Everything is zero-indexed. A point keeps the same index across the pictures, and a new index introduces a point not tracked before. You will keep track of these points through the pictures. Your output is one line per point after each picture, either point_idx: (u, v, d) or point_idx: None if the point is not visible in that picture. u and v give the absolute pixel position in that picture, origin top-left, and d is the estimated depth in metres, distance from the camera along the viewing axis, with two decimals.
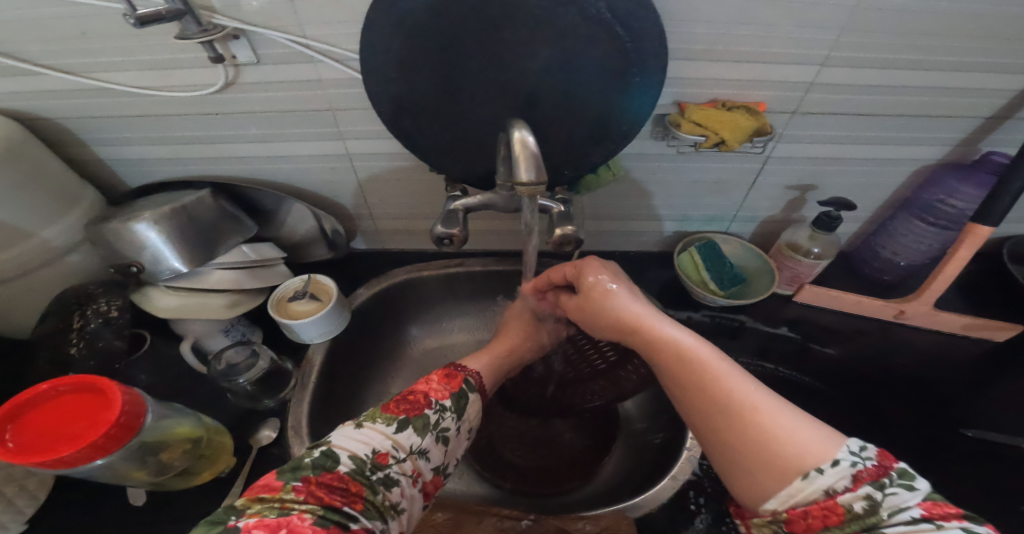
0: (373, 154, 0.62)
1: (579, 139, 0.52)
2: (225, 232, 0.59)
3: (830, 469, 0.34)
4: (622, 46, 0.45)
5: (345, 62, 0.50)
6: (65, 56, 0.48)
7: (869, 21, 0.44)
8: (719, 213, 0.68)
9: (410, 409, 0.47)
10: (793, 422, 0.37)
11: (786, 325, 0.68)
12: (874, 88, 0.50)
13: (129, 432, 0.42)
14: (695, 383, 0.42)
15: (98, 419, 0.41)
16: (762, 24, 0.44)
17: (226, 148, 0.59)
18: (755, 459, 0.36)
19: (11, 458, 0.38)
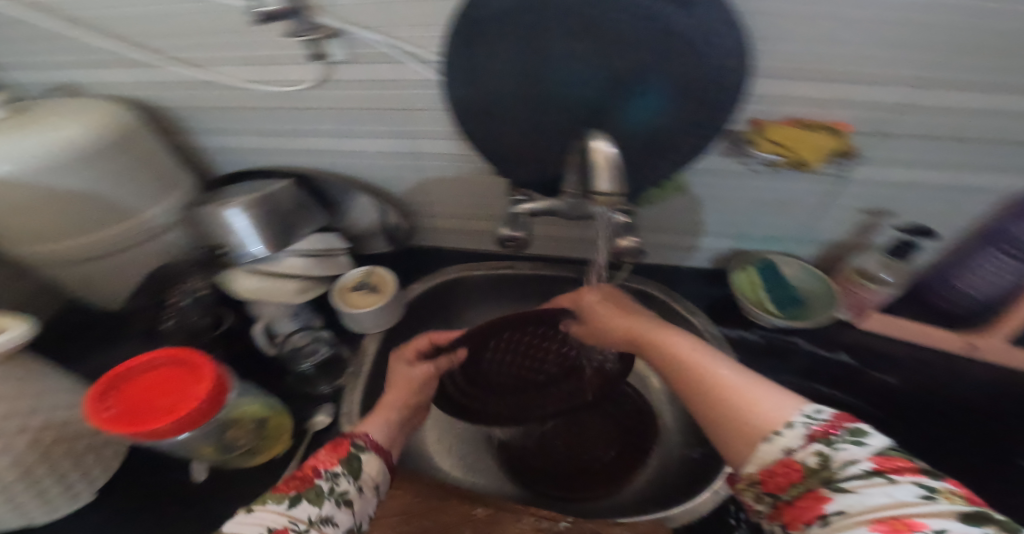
0: (442, 154, 0.64)
1: (653, 151, 0.52)
2: (300, 222, 0.63)
3: (786, 431, 0.33)
4: (707, 61, 0.45)
5: (427, 64, 0.52)
6: (183, 51, 0.53)
7: (972, 42, 0.42)
8: (782, 232, 0.67)
9: (299, 484, 0.42)
10: (762, 390, 0.37)
11: (845, 351, 0.66)
12: (971, 111, 0.48)
13: (212, 407, 0.44)
14: (673, 370, 0.43)
15: (187, 394, 0.45)
16: (855, 43, 0.44)
17: (309, 141, 0.64)
18: (730, 426, 0.36)
19: (111, 425, 0.42)
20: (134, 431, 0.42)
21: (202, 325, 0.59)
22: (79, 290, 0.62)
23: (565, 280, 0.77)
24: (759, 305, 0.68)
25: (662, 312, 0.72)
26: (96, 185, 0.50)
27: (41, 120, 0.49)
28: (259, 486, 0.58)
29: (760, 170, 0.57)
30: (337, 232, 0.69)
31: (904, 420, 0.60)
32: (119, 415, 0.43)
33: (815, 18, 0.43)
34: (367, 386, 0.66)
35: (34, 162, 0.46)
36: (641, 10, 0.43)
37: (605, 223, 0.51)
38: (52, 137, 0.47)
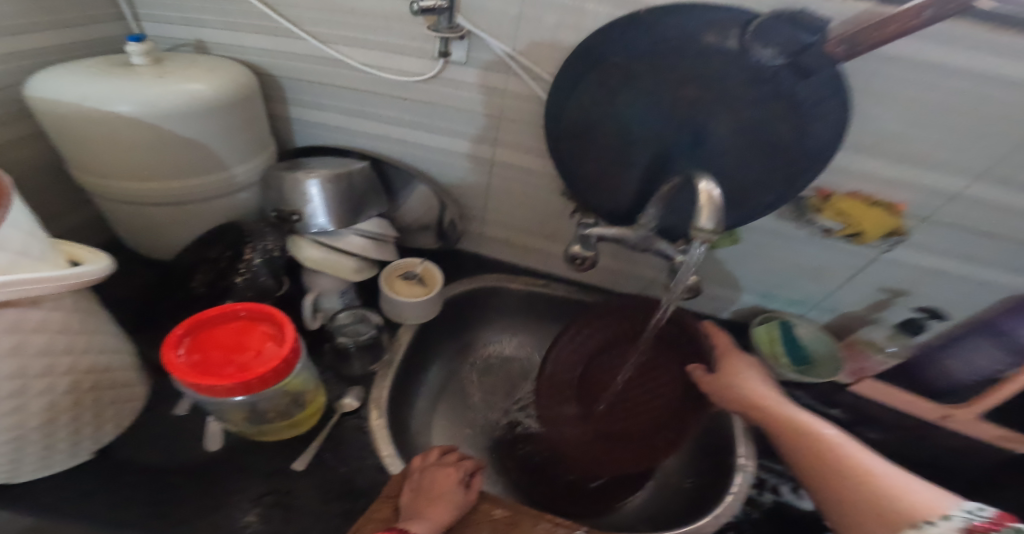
0: (517, 168, 0.67)
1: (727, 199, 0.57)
2: (369, 202, 0.64)
3: (941, 521, 0.37)
4: (805, 130, 0.51)
5: (536, 82, 0.58)
6: (321, 26, 0.59)
7: (1001, 148, 0.52)
8: (805, 296, 0.74)
9: None
10: (912, 486, 0.41)
11: (840, 408, 0.72)
12: (1004, 210, 0.56)
13: (283, 371, 0.44)
14: (816, 451, 0.48)
15: (265, 355, 0.44)
16: (904, 140, 0.54)
17: (397, 130, 0.67)
18: (873, 501, 0.41)
19: (183, 371, 0.42)
20: (206, 382, 0.41)
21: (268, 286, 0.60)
22: (138, 235, 0.62)
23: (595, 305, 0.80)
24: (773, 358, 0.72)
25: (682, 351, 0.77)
26: (207, 136, 0.53)
27: (174, 72, 0.52)
28: (275, 464, 0.57)
29: (815, 236, 0.64)
30: (378, 215, 0.66)
31: None
32: (196, 363, 0.43)
33: (886, 106, 0.53)
34: (397, 377, 0.67)
35: (159, 105, 0.49)
36: (762, 72, 0.48)
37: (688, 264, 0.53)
38: (183, 88, 0.50)
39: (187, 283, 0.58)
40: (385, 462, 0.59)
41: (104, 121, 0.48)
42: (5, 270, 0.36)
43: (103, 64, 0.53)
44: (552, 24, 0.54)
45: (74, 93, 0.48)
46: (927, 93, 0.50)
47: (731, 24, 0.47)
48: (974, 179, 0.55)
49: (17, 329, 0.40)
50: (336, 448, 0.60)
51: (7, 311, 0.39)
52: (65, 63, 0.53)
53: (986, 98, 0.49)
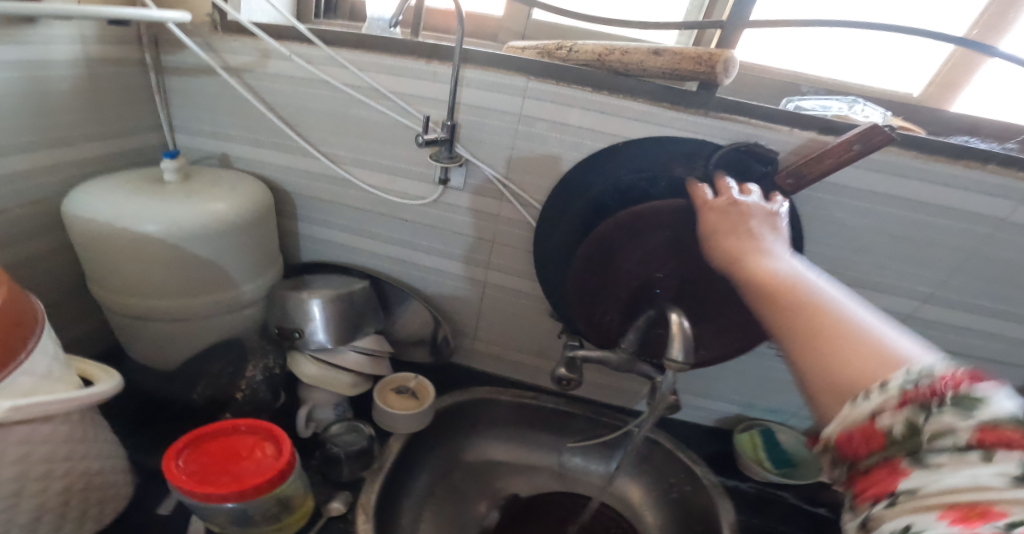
0: (508, 284, 0.71)
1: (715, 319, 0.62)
2: (367, 320, 0.68)
3: (874, 392, 0.29)
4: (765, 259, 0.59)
5: (529, 205, 0.64)
6: (340, 149, 0.66)
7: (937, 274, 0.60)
8: (782, 405, 0.79)
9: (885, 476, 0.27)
10: (881, 335, 0.31)
11: (823, 507, 0.74)
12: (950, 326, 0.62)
13: (275, 484, 0.46)
14: (771, 295, 0.36)
15: (263, 465, 0.47)
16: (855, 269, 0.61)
17: (396, 248, 0.72)
18: (829, 362, 0.31)
19: (178, 476, 0.44)
20: (202, 489, 0.43)
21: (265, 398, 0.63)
22: (139, 344, 0.63)
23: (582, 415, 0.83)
24: (758, 462, 0.75)
25: (667, 453, 0.80)
26: (224, 254, 0.58)
27: (202, 190, 0.57)
28: None
29: None
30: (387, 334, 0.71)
31: None
32: (193, 471, 0.45)
33: (835, 243, 0.60)
34: (383, 489, 0.67)
35: (187, 226, 0.53)
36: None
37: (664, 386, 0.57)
38: (209, 209, 0.55)
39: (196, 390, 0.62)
40: None
41: (135, 238, 0.52)
42: (28, 393, 0.39)
43: (136, 180, 0.58)
44: (545, 158, 0.61)
45: (107, 215, 0.52)
46: (868, 228, 0.58)
47: (697, 156, 0.56)
48: (923, 301, 0.62)
49: (27, 445, 0.42)
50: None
51: (21, 430, 0.41)
52: (101, 179, 0.58)
53: (920, 235, 0.57)
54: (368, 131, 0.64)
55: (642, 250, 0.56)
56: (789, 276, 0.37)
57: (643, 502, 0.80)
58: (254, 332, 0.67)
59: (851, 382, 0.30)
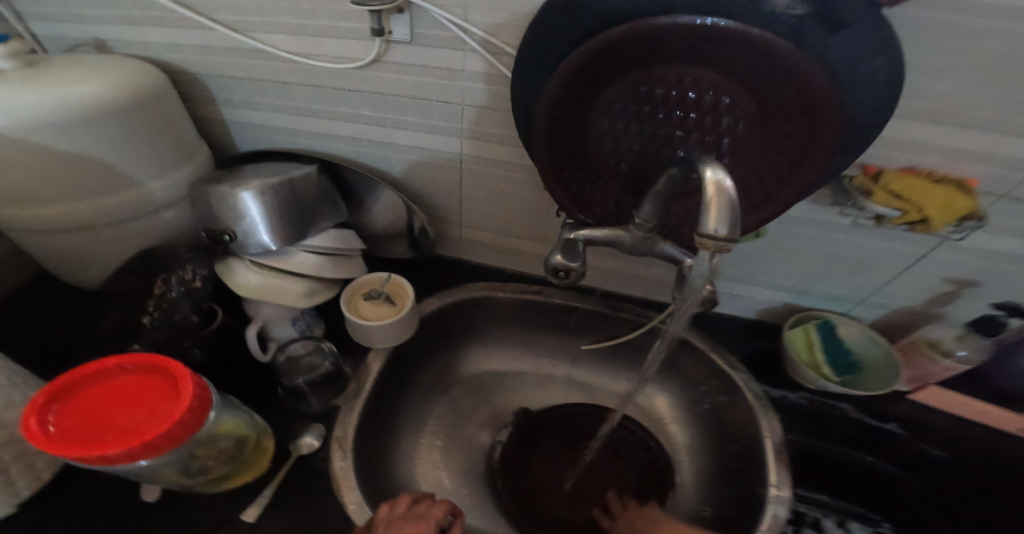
0: (486, 159, 0.57)
1: (775, 196, 0.43)
2: (320, 215, 0.56)
3: None
4: (851, 112, 0.39)
5: (498, 56, 0.47)
6: (234, 13, 0.49)
7: None
8: (847, 293, 0.61)
9: None
10: None
11: (894, 422, 0.62)
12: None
13: (183, 434, 0.37)
14: None
15: (160, 415, 0.37)
16: (985, 108, 0.39)
17: (345, 126, 0.57)
18: None
19: (45, 442, 0.34)
20: (81, 453, 0.33)
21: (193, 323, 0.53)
22: (55, 261, 0.55)
23: (596, 313, 0.71)
24: (814, 369, 0.62)
25: (697, 359, 0.68)
26: (102, 151, 0.46)
27: (50, 76, 0.44)
28: (223, 518, 0.49)
29: (861, 222, 0.51)
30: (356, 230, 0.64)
31: (950, 499, 0.55)
32: (64, 433, 0.35)
33: (965, 74, 0.38)
34: (366, 412, 0.58)
35: (26, 114, 0.41)
36: (779, 21, 0.36)
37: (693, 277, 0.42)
38: (61, 92, 0.43)
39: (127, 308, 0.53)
40: (350, 511, 0.50)
41: None
42: None
43: None
44: None
45: None
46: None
47: None
48: None
49: None
50: (294, 495, 0.51)
51: None
52: None
53: None
54: None
55: (662, 75, 0.40)
56: None
57: (670, 415, 0.71)
58: (186, 242, 0.57)
59: None
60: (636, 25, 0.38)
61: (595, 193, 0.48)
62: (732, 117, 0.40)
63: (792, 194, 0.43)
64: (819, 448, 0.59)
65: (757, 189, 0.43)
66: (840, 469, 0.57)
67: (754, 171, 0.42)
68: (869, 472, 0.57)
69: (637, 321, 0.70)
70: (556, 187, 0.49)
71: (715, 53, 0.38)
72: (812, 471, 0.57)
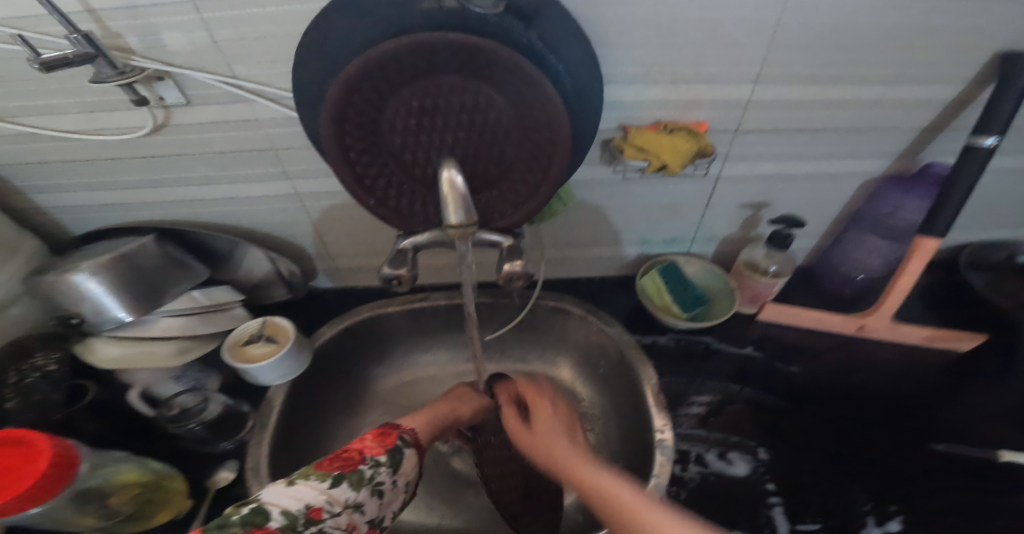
0: (319, 192, 0.61)
1: (539, 160, 0.48)
2: (172, 279, 0.59)
3: None
4: (573, 108, 0.46)
5: (280, 100, 0.50)
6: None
7: (801, 33, 0.44)
8: (679, 234, 0.68)
9: (344, 465, 0.42)
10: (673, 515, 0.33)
11: (752, 345, 0.67)
12: (809, 103, 0.50)
13: (60, 479, 0.43)
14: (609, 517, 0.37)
15: (21, 472, 0.42)
16: (695, 54, 0.46)
17: (173, 191, 0.60)
18: None
19: None
20: None
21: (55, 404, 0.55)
22: None
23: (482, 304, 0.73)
24: (666, 310, 0.68)
25: (580, 329, 0.72)
26: None
27: None
28: None
29: (630, 177, 0.57)
30: (228, 284, 0.67)
31: (808, 404, 0.61)
32: None
33: (660, 38, 0.45)
34: (275, 441, 0.61)
35: None
36: (485, 23, 0.42)
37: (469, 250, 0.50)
38: None
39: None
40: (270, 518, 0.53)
41: None
42: None
43: None
44: (257, 39, 0.45)
45: None
46: None
47: None
48: (756, 84, 0.48)
49: None
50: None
51: None
52: None
53: None
54: (6, 76, 0.47)
55: (426, 86, 0.45)
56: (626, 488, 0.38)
57: (575, 380, 0.75)
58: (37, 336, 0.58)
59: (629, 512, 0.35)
60: (393, 45, 0.41)
61: (413, 204, 0.52)
62: (491, 111, 0.47)
63: (556, 182, 0.50)
64: (695, 384, 0.63)
65: (530, 180, 0.50)
66: (722, 395, 0.62)
67: (524, 151, 0.49)
68: (747, 400, 0.62)
69: (520, 302, 0.72)
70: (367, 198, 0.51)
71: (465, 62, 0.43)
72: (698, 399, 0.62)
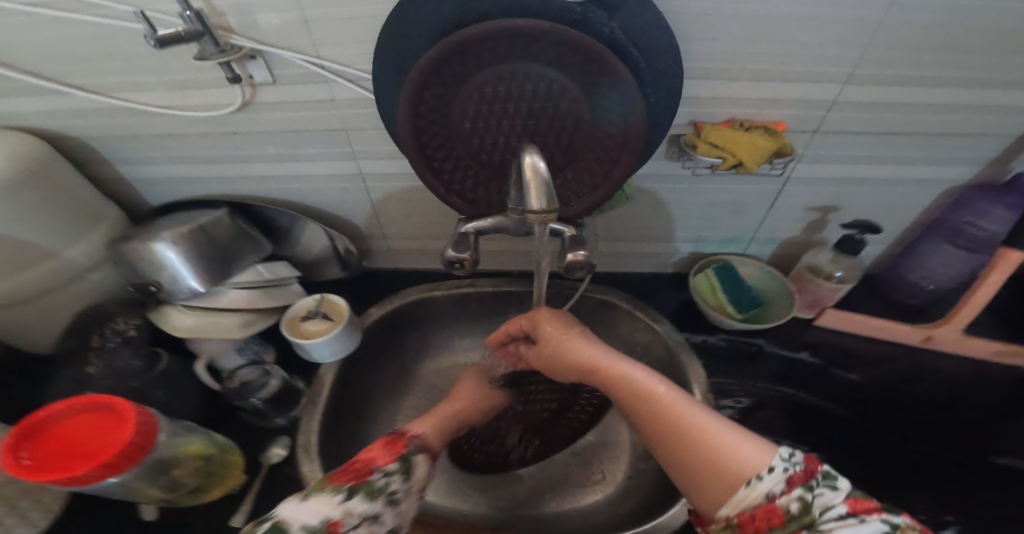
0: (384, 175, 0.62)
1: (609, 150, 0.48)
2: (241, 252, 0.61)
3: (766, 475, 0.36)
4: (649, 99, 0.46)
5: (358, 82, 0.51)
6: (93, 77, 0.52)
7: (898, 32, 0.43)
8: (737, 233, 0.67)
9: (354, 477, 0.44)
10: (720, 426, 0.40)
11: (807, 350, 0.66)
12: (898, 105, 0.49)
13: (140, 451, 0.45)
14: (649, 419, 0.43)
15: (109, 439, 0.44)
16: (782, 50, 0.45)
17: (244, 167, 0.62)
18: (695, 452, 0.39)
19: (26, 473, 0.42)
20: (64, 475, 0.42)
21: (136, 369, 0.59)
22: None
23: None
24: (718, 310, 0.66)
25: (629, 324, 0.71)
26: (7, 228, 0.52)
27: None
28: (212, 525, 0.55)
29: (699, 173, 0.57)
30: (286, 260, 0.69)
31: (865, 415, 0.60)
32: (37, 464, 0.43)
33: (749, 32, 0.44)
34: (324, 419, 0.63)
35: None
36: (571, 13, 0.42)
37: (544, 236, 0.49)
38: None
39: (80, 365, 0.59)
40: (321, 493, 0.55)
41: None
42: None
43: None
44: (344, 20, 0.46)
45: None
46: None
47: None
48: (843, 83, 0.47)
49: None
50: (271, 502, 0.56)
51: None
52: None
53: None
54: (108, 52, 0.49)
55: (505, 72, 0.45)
56: (661, 392, 0.44)
57: None
58: (115, 299, 0.63)
59: (670, 414, 0.42)
60: (476, 29, 0.42)
61: (477, 190, 0.53)
62: (566, 99, 0.46)
63: (625, 170, 0.49)
64: (747, 386, 0.62)
65: (599, 170, 0.50)
66: (767, 398, 0.61)
67: (595, 140, 0.48)
68: (799, 405, 0.61)
69: (569, 293, 0.73)
70: (436, 182, 0.51)
71: (544, 49, 0.43)
72: (733, 401, 0.61)
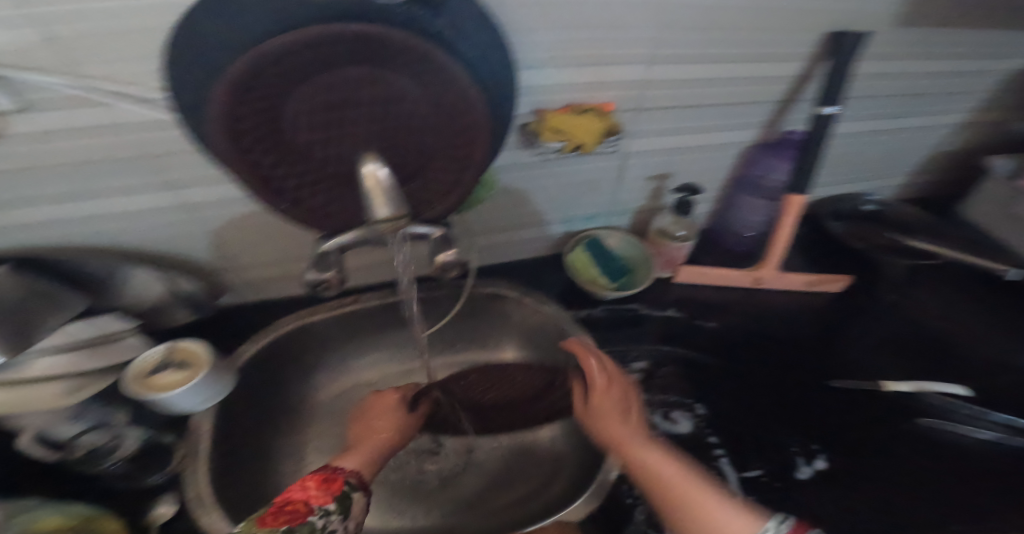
0: (215, 200, 0.55)
1: (455, 148, 0.48)
2: (42, 313, 0.49)
3: None
4: (488, 93, 0.46)
5: (149, 103, 0.44)
6: None
7: (682, 17, 0.48)
8: (597, 209, 0.71)
9: (291, 518, 0.39)
10: (716, 498, 0.41)
11: (673, 306, 0.73)
12: (699, 81, 0.55)
13: None
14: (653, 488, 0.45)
15: None
16: (593, 39, 0.48)
17: (18, 214, 0.51)
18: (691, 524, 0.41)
19: None
20: None
21: None
22: None
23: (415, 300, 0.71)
24: (593, 284, 0.71)
25: (516, 312, 0.73)
26: None
27: None
28: None
29: (549, 158, 0.59)
30: (116, 311, 0.58)
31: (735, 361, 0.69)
32: None
33: (563, 21, 0.46)
34: (217, 465, 0.56)
35: None
36: (393, 14, 0.40)
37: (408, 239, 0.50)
38: None
39: None
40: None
41: None
42: None
43: None
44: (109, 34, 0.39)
45: None
46: None
47: None
48: (651, 65, 0.52)
49: None
50: None
51: None
52: None
53: None
54: None
55: (333, 80, 0.42)
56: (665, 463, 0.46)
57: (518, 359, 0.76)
58: None
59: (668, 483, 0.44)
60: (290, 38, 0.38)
61: (329, 204, 0.49)
62: (404, 103, 0.45)
63: (477, 164, 0.50)
64: (633, 350, 0.68)
65: (452, 167, 0.50)
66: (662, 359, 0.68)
67: (443, 140, 0.48)
68: (685, 360, 0.68)
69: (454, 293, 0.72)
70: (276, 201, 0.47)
71: (374, 56, 0.41)
72: (636, 365, 0.67)
